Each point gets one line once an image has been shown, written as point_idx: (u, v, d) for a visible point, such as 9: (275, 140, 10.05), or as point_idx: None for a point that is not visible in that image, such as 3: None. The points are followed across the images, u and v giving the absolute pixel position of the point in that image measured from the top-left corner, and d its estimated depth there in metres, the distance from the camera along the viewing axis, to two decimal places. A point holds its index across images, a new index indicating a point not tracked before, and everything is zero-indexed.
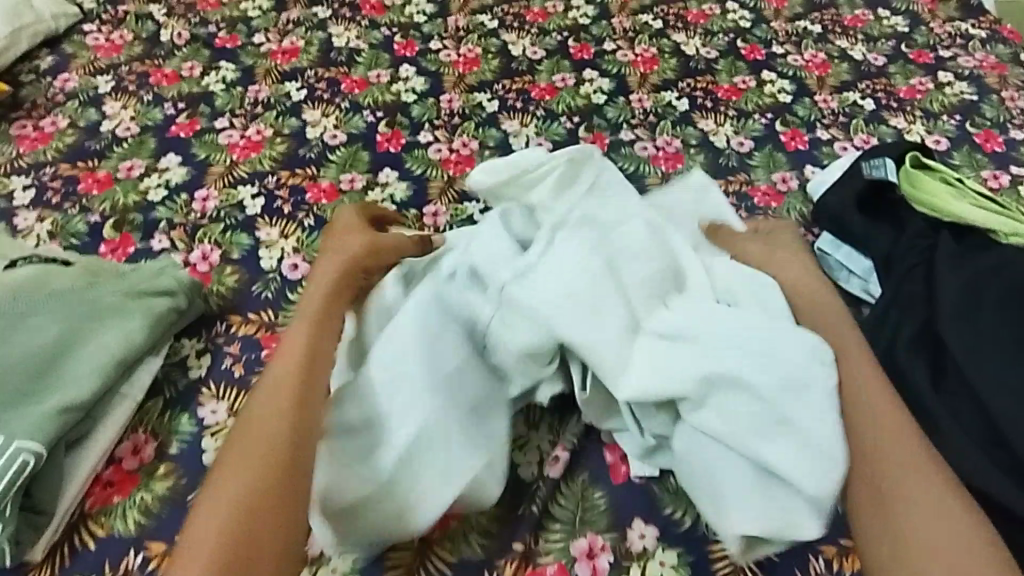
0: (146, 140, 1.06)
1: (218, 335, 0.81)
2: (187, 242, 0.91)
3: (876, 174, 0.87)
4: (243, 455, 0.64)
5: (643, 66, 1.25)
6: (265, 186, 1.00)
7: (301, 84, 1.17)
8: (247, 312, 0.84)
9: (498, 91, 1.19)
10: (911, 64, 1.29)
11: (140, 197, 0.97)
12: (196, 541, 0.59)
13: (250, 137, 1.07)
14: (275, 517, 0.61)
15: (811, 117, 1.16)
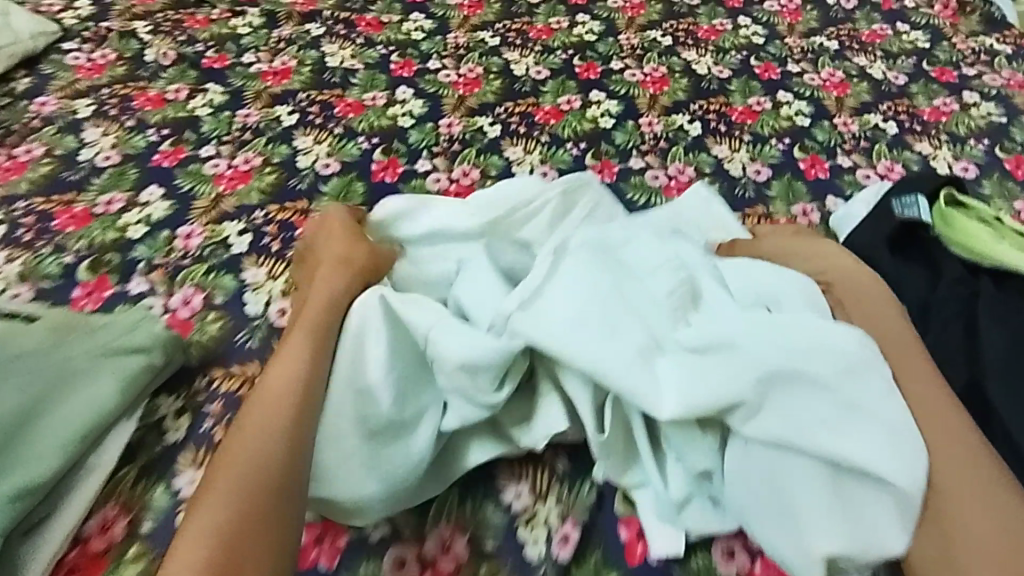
0: (127, 170, 1.00)
1: (199, 391, 0.75)
2: (168, 286, 0.85)
3: (908, 213, 0.81)
4: (238, 456, 0.63)
5: (653, 87, 1.18)
6: (253, 222, 0.94)
7: (293, 108, 1.11)
8: (232, 364, 0.78)
9: (501, 114, 1.12)
10: (934, 82, 1.23)
11: (119, 234, 0.91)
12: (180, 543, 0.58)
13: (238, 166, 1.01)
14: (259, 522, 0.59)
15: (831, 142, 1.09)
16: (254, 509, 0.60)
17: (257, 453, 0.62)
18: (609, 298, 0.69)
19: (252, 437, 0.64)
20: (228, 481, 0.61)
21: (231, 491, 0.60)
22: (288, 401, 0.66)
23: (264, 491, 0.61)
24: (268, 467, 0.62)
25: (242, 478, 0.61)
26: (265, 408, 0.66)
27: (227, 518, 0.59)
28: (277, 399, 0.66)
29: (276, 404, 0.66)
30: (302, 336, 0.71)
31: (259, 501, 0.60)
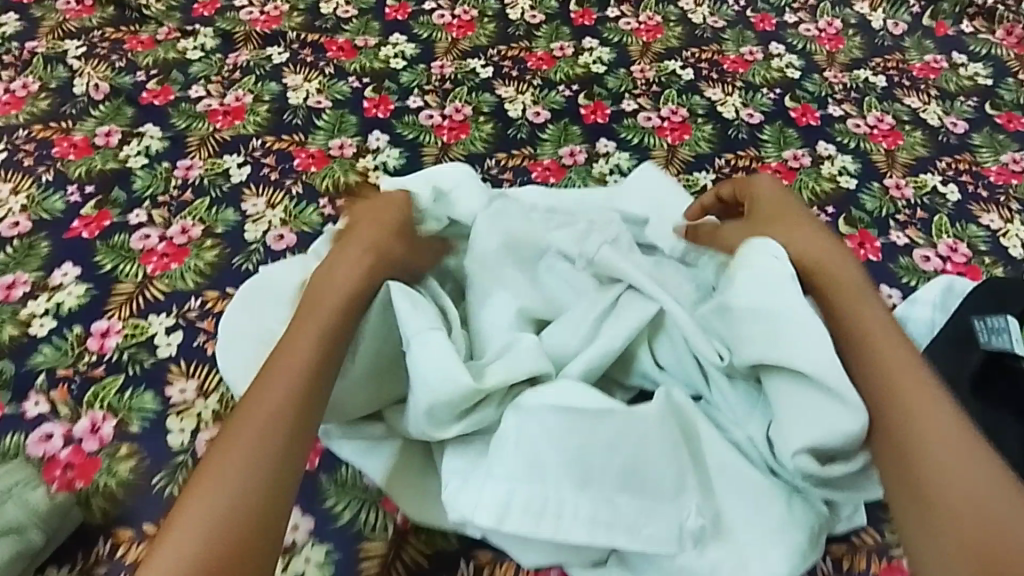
0: (37, 242, 0.83)
1: (98, 563, 0.60)
2: (71, 409, 0.69)
3: (995, 344, 0.65)
4: (228, 468, 0.51)
5: (671, 135, 1.01)
6: (185, 315, 0.77)
7: (244, 158, 0.94)
8: (142, 524, 0.62)
9: (491, 168, 0.95)
10: (999, 132, 1.05)
11: (18, 331, 0.75)
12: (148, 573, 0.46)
13: (172, 238, 0.84)
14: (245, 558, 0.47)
15: (882, 212, 0.92)
16: (257, 510, 0.49)
17: (260, 436, 0.52)
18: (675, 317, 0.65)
19: (262, 418, 0.53)
20: (213, 499, 0.49)
21: (209, 508, 0.49)
22: (300, 387, 0.55)
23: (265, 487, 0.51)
24: (270, 462, 0.51)
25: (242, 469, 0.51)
26: (267, 393, 0.55)
27: (209, 540, 0.47)
28: (291, 378, 0.56)
29: (291, 383, 0.55)
30: (325, 317, 0.60)
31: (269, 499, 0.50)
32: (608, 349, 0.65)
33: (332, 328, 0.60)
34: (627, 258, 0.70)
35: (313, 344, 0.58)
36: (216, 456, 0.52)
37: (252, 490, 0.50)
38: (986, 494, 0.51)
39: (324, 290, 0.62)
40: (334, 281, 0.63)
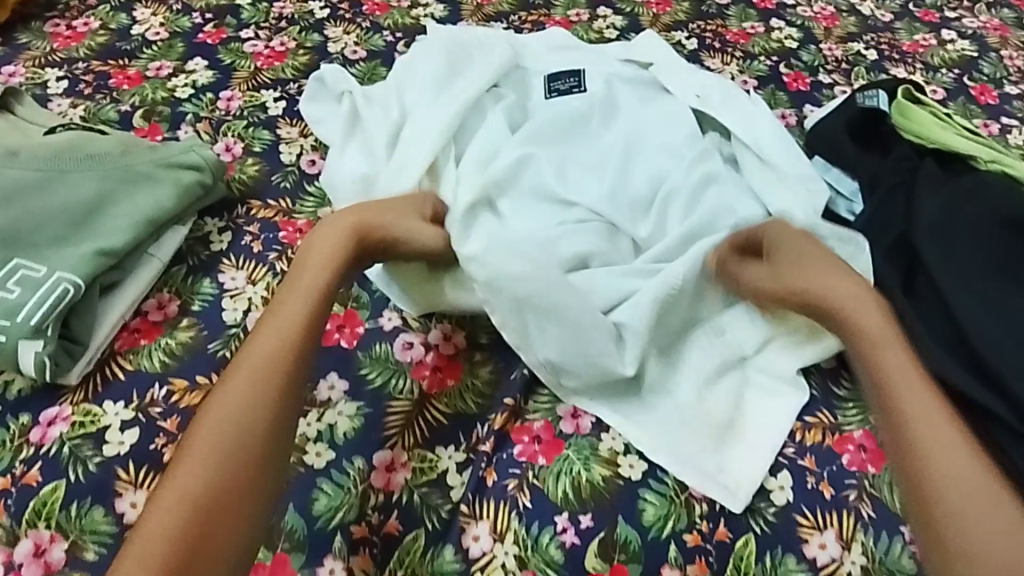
0: (175, 44, 1.10)
1: (239, 217, 0.87)
2: (212, 136, 0.96)
3: (869, 104, 0.92)
4: (207, 433, 0.61)
5: (657, 8, 1.27)
6: (287, 91, 1.04)
7: (325, 4, 1.20)
8: (267, 199, 0.90)
9: (515, 22, 1.22)
10: (918, 22, 1.32)
11: (167, 94, 1.02)
12: (148, 525, 0.57)
13: (274, 47, 1.12)
14: (226, 510, 0.58)
15: (815, 63, 1.19)
16: (229, 471, 0.59)
17: (229, 433, 0.61)
18: (631, 155, 0.86)
19: (227, 419, 0.62)
20: (198, 461, 0.60)
21: (192, 473, 0.59)
22: (282, 350, 0.66)
23: (239, 476, 0.60)
24: (255, 423, 0.62)
25: (213, 467, 0.59)
26: (247, 370, 0.64)
27: (189, 495, 0.58)
28: (268, 353, 0.65)
29: (269, 357, 0.65)
30: (292, 313, 0.68)
31: (255, 461, 0.61)
32: (594, 167, 0.85)
33: (319, 307, 0.69)
34: (608, 118, 0.92)
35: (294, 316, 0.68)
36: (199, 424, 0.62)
37: (230, 454, 0.60)
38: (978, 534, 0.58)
39: (293, 288, 0.70)
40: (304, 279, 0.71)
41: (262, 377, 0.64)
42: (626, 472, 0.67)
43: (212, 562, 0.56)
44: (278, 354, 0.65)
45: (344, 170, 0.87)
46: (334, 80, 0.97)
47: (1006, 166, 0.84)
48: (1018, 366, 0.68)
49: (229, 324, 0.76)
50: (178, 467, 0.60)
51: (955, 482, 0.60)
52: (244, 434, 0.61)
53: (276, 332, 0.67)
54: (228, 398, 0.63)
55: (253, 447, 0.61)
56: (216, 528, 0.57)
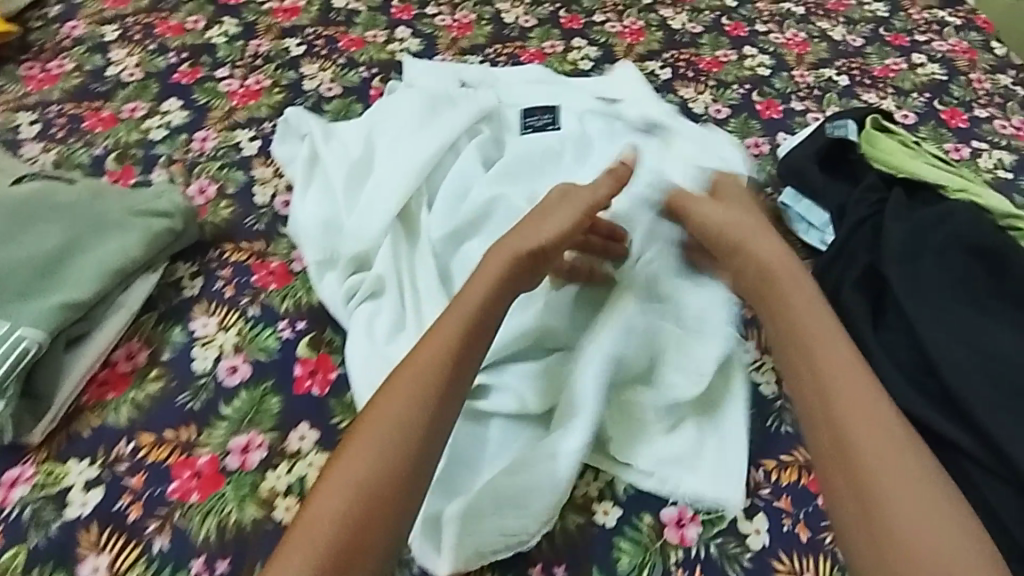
0: (150, 85, 1.10)
1: (211, 261, 0.86)
2: (185, 178, 0.96)
3: (836, 134, 0.92)
4: (384, 416, 0.61)
5: (631, 38, 1.29)
6: (261, 130, 1.03)
7: (300, 40, 1.21)
8: (240, 240, 0.88)
9: (489, 55, 1.23)
10: (887, 46, 1.34)
11: (141, 135, 1.02)
12: (322, 494, 0.57)
13: (249, 86, 1.12)
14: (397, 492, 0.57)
15: (787, 90, 1.21)
16: (401, 455, 0.59)
17: (394, 428, 0.60)
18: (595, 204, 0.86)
19: (394, 410, 0.61)
20: (376, 436, 0.59)
21: (366, 448, 0.59)
22: (459, 343, 0.66)
23: (405, 464, 0.59)
24: (425, 410, 0.61)
25: (364, 490, 0.57)
26: (425, 356, 0.64)
27: (363, 471, 0.58)
28: (443, 345, 0.65)
29: (449, 349, 0.65)
30: (458, 316, 0.68)
31: (425, 452, 0.60)
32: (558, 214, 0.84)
33: (487, 307, 0.69)
34: (580, 157, 0.92)
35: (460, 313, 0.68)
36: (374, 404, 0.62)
37: (403, 437, 0.60)
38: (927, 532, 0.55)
39: (466, 293, 0.70)
40: (475, 288, 0.71)
41: (437, 366, 0.64)
42: (600, 519, 0.66)
43: (376, 540, 0.55)
44: (454, 346, 0.65)
45: (316, 216, 0.85)
46: (300, 123, 0.98)
47: (974, 195, 0.85)
48: (984, 399, 0.67)
49: (199, 373, 0.75)
50: (353, 442, 0.60)
51: (897, 479, 0.58)
52: (419, 420, 0.61)
53: (452, 323, 0.67)
54: (403, 383, 0.63)
55: (427, 435, 0.61)
56: (387, 507, 0.57)
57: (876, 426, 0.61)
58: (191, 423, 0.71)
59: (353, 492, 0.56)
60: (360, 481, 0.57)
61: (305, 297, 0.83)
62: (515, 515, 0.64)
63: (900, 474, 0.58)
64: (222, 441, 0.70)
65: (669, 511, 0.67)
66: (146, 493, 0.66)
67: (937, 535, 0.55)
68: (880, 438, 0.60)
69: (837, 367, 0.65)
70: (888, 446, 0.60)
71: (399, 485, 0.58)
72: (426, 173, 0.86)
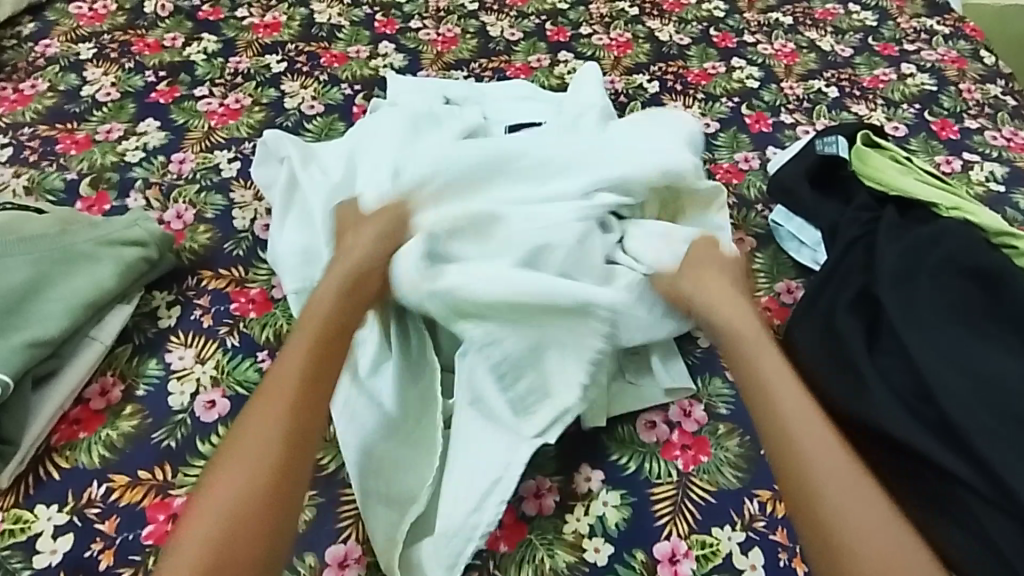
0: (126, 105, 1.08)
1: (189, 288, 0.83)
2: (162, 202, 0.94)
3: (828, 151, 0.92)
4: (240, 441, 0.61)
5: (617, 51, 1.27)
6: (241, 151, 1.01)
7: (282, 57, 1.18)
8: (219, 267, 0.86)
9: (475, 69, 1.21)
10: (876, 56, 1.33)
11: (117, 158, 0.99)
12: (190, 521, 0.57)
13: (228, 105, 1.09)
14: (254, 511, 0.57)
15: (776, 103, 1.19)
16: (257, 476, 0.59)
17: (251, 448, 0.60)
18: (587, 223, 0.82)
19: (251, 434, 0.61)
20: (232, 460, 0.60)
21: (228, 474, 0.59)
22: (306, 358, 0.66)
23: (260, 483, 0.58)
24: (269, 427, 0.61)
25: (239, 485, 0.58)
26: (278, 375, 0.65)
27: (230, 494, 0.58)
28: (295, 362, 0.65)
29: (297, 365, 0.65)
30: (301, 334, 0.68)
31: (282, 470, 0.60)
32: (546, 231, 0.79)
33: (332, 321, 0.69)
34: None
35: (310, 330, 0.68)
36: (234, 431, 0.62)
37: (257, 457, 0.59)
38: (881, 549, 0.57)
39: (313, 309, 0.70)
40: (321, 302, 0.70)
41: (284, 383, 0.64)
42: (591, 557, 0.64)
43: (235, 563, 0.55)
44: (301, 362, 0.65)
45: (298, 245, 0.82)
46: (277, 146, 0.92)
47: (967, 213, 0.84)
48: (980, 427, 0.66)
49: (175, 409, 0.73)
50: (215, 467, 0.60)
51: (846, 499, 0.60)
52: (269, 439, 0.60)
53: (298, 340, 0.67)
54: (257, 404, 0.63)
55: (276, 455, 0.60)
56: (242, 526, 0.56)
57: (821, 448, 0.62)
58: (166, 462, 0.68)
59: (215, 516, 0.56)
60: (224, 507, 0.57)
61: (286, 326, 0.80)
62: (450, 510, 0.64)
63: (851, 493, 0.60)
64: (198, 481, 0.67)
65: (662, 546, 0.65)
66: (119, 538, 0.63)
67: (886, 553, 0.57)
68: (831, 462, 0.62)
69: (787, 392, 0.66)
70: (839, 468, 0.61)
71: (250, 505, 0.57)
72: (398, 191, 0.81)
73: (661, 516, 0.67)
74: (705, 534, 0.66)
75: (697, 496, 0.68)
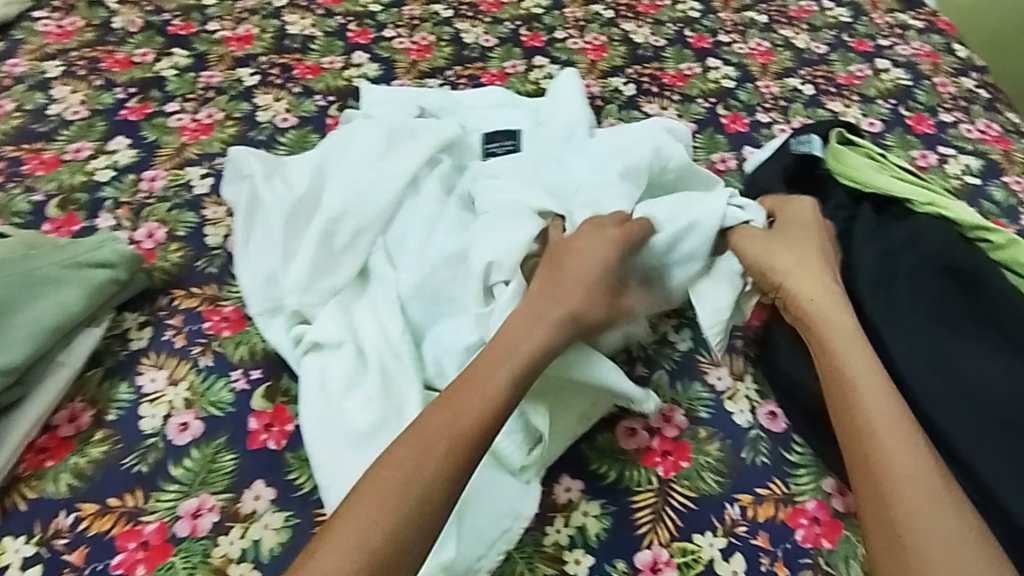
0: (95, 123, 1.06)
1: (161, 308, 0.82)
2: (133, 221, 0.92)
3: (802, 150, 0.91)
4: (379, 483, 0.57)
5: (592, 54, 1.27)
6: (214, 167, 1.00)
7: (254, 70, 1.17)
8: (190, 286, 0.85)
9: (450, 77, 1.20)
10: (851, 52, 1.33)
11: (86, 177, 0.98)
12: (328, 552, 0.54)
13: (200, 120, 1.08)
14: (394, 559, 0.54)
15: (752, 102, 1.20)
16: (403, 520, 0.56)
17: (399, 487, 0.57)
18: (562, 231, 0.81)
19: (400, 474, 0.58)
20: (378, 497, 0.56)
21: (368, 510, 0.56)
22: (486, 399, 0.62)
23: (403, 531, 0.55)
24: (430, 468, 0.58)
25: (388, 513, 0.56)
26: (461, 412, 0.61)
27: (378, 534, 0.55)
28: (467, 402, 0.62)
29: (477, 405, 0.62)
30: (504, 373, 0.64)
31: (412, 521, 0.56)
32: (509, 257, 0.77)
33: (534, 360, 0.65)
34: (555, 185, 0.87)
35: (496, 373, 0.64)
36: (383, 463, 0.59)
37: (412, 503, 0.56)
38: (948, 545, 0.56)
39: (514, 344, 0.66)
40: (531, 339, 0.66)
41: (448, 424, 0.60)
42: (571, 570, 0.63)
43: None
44: (492, 402, 0.62)
45: (264, 267, 0.81)
46: (243, 162, 0.90)
47: (942, 209, 0.83)
48: (960, 425, 0.66)
49: (147, 432, 0.71)
50: (353, 503, 0.57)
51: (916, 491, 0.59)
52: (427, 481, 0.58)
53: (495, 378, 0.63)
54: (413, 440, 0.60)
55: (429, 501, 0.57)
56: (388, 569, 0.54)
57: (891, 441, 0.62)
58: (137, 489, 0.67)
59: (356, 558, 0.53)
60: (372, 548, 0.54)
61: (261, 343, 0.79)
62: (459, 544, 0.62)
63: (919, 482, 0.60)
64: (171, 506, 0.66)
65: (643, 556, 0.64)
66: (89, 568, 0.62)
67: (955, 549, 0.56)
68: (896, 449, 0.62)
69: (867, 376, 0.66)
70: (910, 458, 0.61)
71: (389, 556, 0.54)
72: (384, 221, 0.81)
73: (641, 525, 0.66)
74: (686, 542, 0.65)
75: (678, 504, 0.68)
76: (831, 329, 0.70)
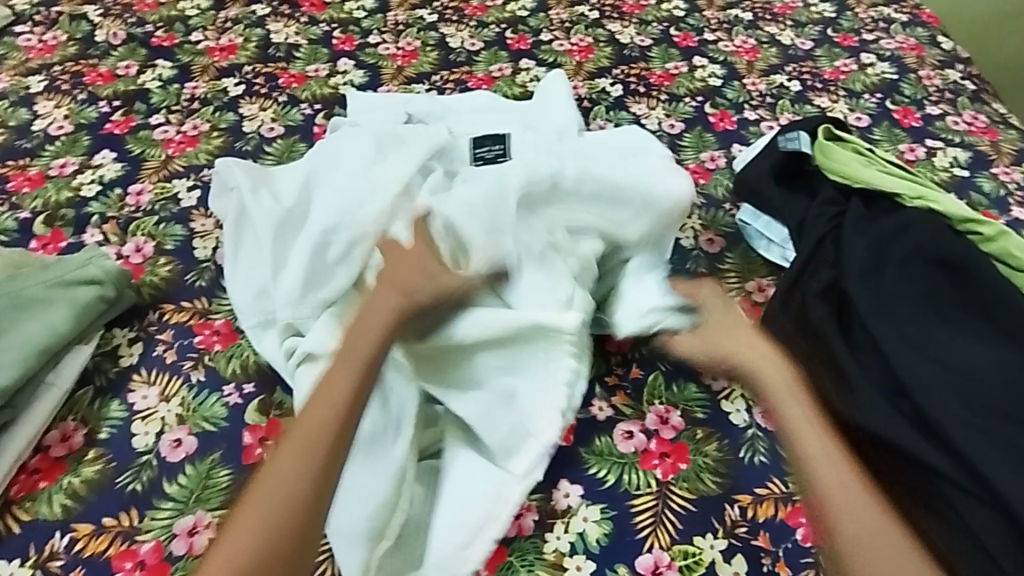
0: (80, 138, 1.05)
1: (151, 324, 0.81)
2: (120, 236, 0.91)
3: (790, 147, 0.92)
4: (268, 493, 0.58)
5: (579, 55, 1.27)
6: (201, 179, 0.99)
7: (239, 80, 1.17)
8: (180, 301, 0.84)
9: (437, 82, 1.20)
10: (836, 47, 1.34)
11: (72, 194, 0.96)
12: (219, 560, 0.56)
13: (186, 132, 1.07)
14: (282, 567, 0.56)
15: (739, 99, 1.20)
16: (290, 523, 0.57)
17: (280, 495, 0.58)
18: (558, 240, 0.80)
19: (281, 480, 0.58)
20: (258, 506, 0.58)
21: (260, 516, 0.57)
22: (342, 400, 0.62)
23: (292, 535, 0.57)
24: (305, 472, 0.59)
25: (266, 520, 0.57)
26: (316, 414, 0.62)
27: (258, 542, 0.56)
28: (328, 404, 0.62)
29: (332, 405, 0.62)
30: (348, 374, 0.64)
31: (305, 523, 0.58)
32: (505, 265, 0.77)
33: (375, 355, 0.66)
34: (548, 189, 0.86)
35: (342, 375, 0.64)
36: (262, 473, 0.60)
37: (287, 508, 0.57)
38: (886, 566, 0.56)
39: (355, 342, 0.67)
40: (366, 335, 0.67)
41: (325, 421, 0.61)
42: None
43: None
44: (341, 399, 0.63)
45: (254, 281, 0.81)
46: (229, 175, 0.89)
47: (931, 202, 0.84)
48: (956, 418, 0.66)
49: (141, 451, 0.70)
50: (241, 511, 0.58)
51: (845, 509, 0.60)
52: (302, 486, 0.58)
53: (341, 381, 0.64)
54: (290, 446, 0.60)
55: (308, 504, 0.58)
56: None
57: (828, 468, 0.62)
58: (132, 508, 0.66)
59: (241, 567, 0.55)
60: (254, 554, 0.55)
61: (253, 356, 0.79)
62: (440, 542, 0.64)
63: (853, 506, 0.60)
64: (166, 525, 0.65)
65: (645, 560, 0.64)
66: None
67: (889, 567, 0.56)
68: (829, 474, 0.62)
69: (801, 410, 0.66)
70: (844, 482, 0.61)
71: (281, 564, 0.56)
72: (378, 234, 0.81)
73: (642, 528, 0.66)
74: (687, 545, 0.65)
75: (678, 506, 0.68)
76: (765, 369, 0.70)
